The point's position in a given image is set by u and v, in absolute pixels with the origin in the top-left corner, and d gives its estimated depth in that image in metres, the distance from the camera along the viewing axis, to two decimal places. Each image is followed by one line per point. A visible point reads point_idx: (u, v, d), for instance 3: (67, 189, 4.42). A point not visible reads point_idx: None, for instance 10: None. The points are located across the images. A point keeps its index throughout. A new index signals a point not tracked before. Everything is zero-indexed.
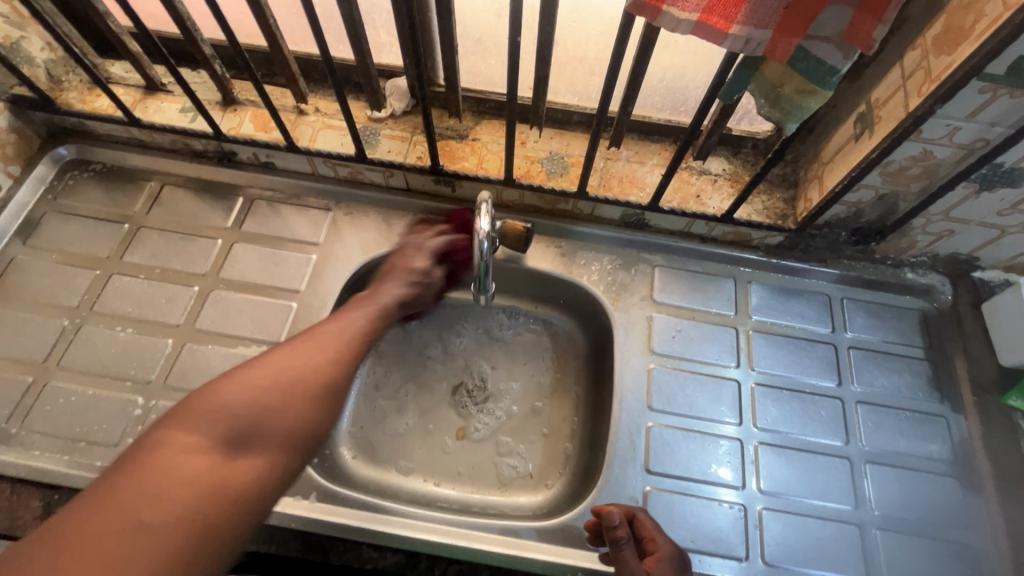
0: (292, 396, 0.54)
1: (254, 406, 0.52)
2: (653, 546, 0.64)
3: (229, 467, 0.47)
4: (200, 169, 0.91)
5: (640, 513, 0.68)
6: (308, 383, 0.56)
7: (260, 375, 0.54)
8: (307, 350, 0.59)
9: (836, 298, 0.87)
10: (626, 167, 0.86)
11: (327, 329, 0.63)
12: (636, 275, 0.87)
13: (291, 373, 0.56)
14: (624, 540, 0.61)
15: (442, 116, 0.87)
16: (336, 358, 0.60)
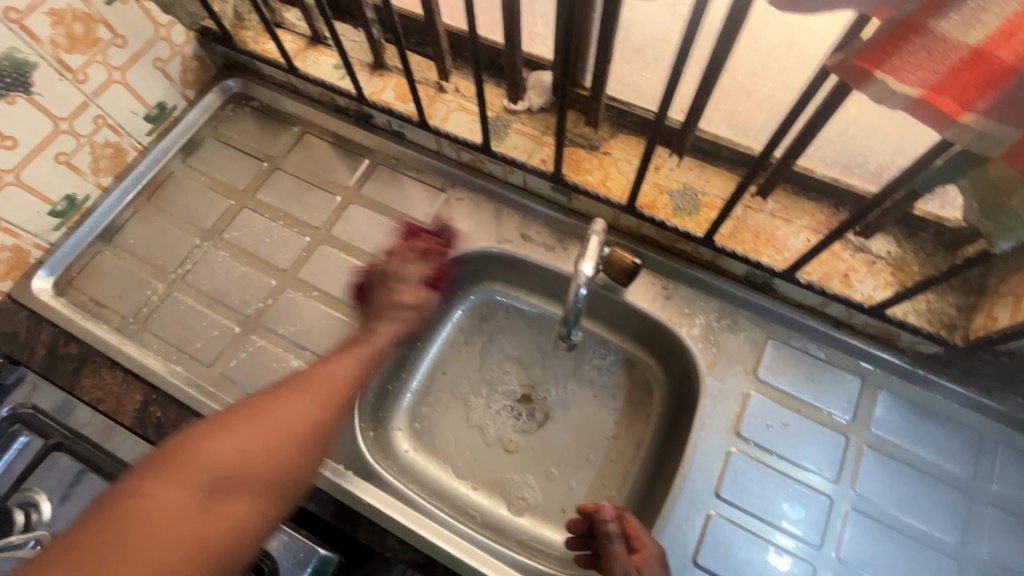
0: (276, 449, 0.51)
1: (266, 449, 0.50)
2: (641, 544, 0.63)
3: (260, 472, 0.49)
4: (339, 126, 0.95)
5: (629, 514, 0.67)
6: (287, 457, 0.51)
7: (284, 398, 0.54)
8: (321, 372, 0.58)
9: (989, 440, 0.71)
10: (767, 221, 0.75)
11: (327, 365, 0.59)
12: (745, 344, 0.77)
13: (285, 416, 0.53)
14: (614, 534, 0.64)
15: (578, 122, 0.82)
16: (316, 425, 0.54)
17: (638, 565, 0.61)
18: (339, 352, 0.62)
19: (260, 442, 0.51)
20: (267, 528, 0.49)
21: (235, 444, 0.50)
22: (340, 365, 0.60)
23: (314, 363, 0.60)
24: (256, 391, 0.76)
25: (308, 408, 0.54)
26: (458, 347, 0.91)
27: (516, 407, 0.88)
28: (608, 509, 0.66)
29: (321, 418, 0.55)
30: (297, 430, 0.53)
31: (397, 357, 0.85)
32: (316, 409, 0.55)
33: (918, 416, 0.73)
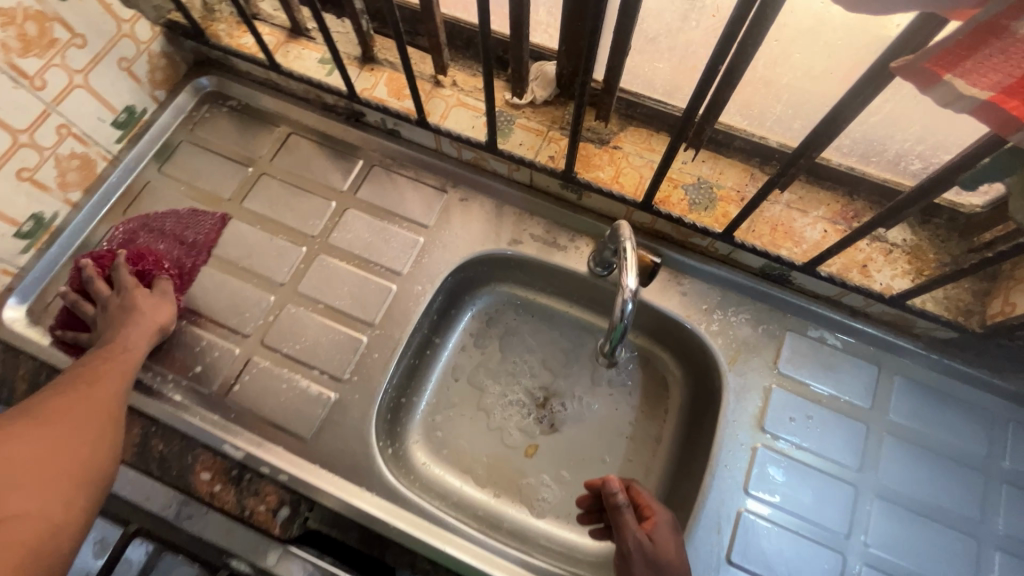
0: (60, 450, 0.57)
1: (49, 459, 0.56)
2: (650, 512, 0.67)
3: (44, 497, 0.53)
4: (328, 124, 0.89)
5: (637, 484, 0.71)
6: (69, 479, 0.56)
7: (58, 407, 0.60)
8: (101, 387, 0.64)
9: (1003, 419, 0.73)
10: (783, 213, 0.74)
11: (110, 368, 0.67)
12: (764, 338, 0.77)
13: (61, 410, 0.60)
14: (624, 505, 0.64)
15: (586, 115, 0.79)
16: (95, 440, 0.60)
17: (649, 531, 0.64)
18: (106, 364, 0.67)
19: (26, 455, 0.54)
20: (66, 554, 0.52)
21: (11, 452, 0.53)
22: (112, 382, 0.66)
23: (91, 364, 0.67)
24: (264, 416, 0.72)
25: (91, 420, 0.61)
26: (469, 352, 0.88)
27: (532, 411, 0.86)
28: (614, 482, 0.65)
29: (104, 421, 0.62)
30: (78, 455, 0.58)
31: (407, 369, 0.82)
32: (98, 413, 0.62)
33: (935, 400, 0.74)
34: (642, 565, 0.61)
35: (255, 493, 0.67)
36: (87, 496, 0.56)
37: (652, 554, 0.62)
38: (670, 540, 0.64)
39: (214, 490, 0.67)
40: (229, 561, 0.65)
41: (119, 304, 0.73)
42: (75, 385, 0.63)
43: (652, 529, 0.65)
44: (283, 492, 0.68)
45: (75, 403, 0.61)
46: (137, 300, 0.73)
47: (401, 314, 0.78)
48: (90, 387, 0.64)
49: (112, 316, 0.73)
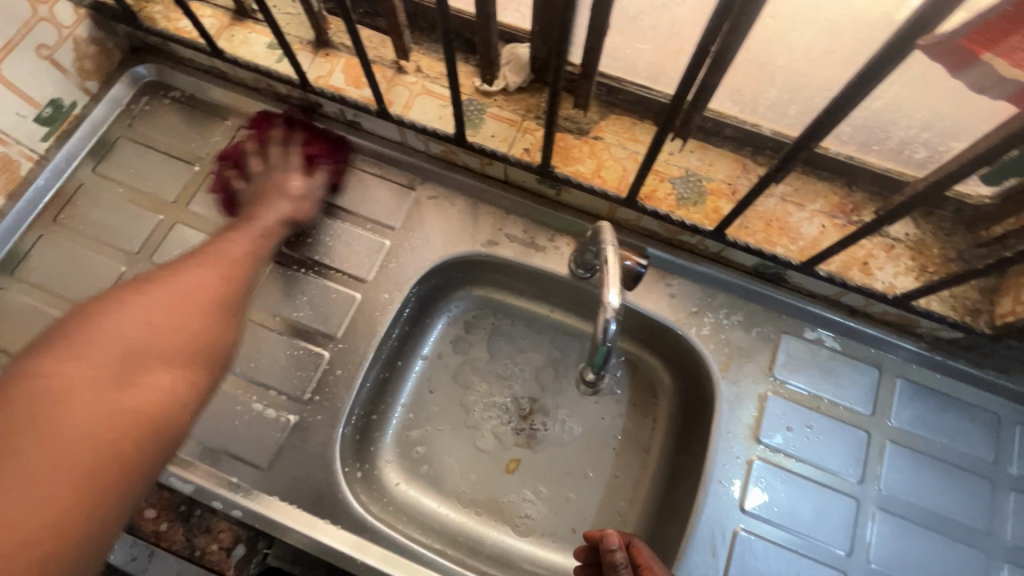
0: (185, 323, 0.54)
1: (158, 332, 0.52)
2: (649, 574, 0.56)
3: (167, 362, 0.50)
4: (281, 117, 0.81)
5: (637, 540, 0.60)
6: (188, 350, 0.53)
7: (177, 278, 0.58)
8: (213, 259, 0.62)
9: (1009, 422, 0.69)
10: (778, 207, 0.69)
11: (230, 244, 0.65)
12: (758, 341, 0.72)
13: (184, 283, 0.57)
14: (624, 565, 0.52)
15: (563, 103, 0.72)
16: (211, 312, 0.57)
17: None
18: (218, 245, 0.65)
19: (154, 322, 0.52)
20: (189, 414, 0.50)
21: (135, 314, 0.51)
22: (240, 241, 0.66)
23: (206, 246, 0.64)
24: (215, 443, 0.65)
25: (198, 287, 0.58)
26: (443, 361, 0.82)
27: (512, 424, 0.80)
28: (616, 537, 0.53)
29: (218, 296, 0.59)
30: (201, 333, 0.55)
31: (376, 383, 0.76)
32: (220, 281, 0.60)
33: (938, 404, 0.70)
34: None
35: (206, 531, 0.61)
36: (206, 373, 0.53)
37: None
38: None
39: (160, 530, 0.61)
40: None
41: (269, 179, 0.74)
42: (181, 261, 0.60)
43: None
44: (238, 528, 0.61)
45: (199, 284, 0.58)
46: (289, 183, 0.72)
47: (367, 325, 0.71)
48: (213, 266, 0.61)
49: (262, 189, 0.72)
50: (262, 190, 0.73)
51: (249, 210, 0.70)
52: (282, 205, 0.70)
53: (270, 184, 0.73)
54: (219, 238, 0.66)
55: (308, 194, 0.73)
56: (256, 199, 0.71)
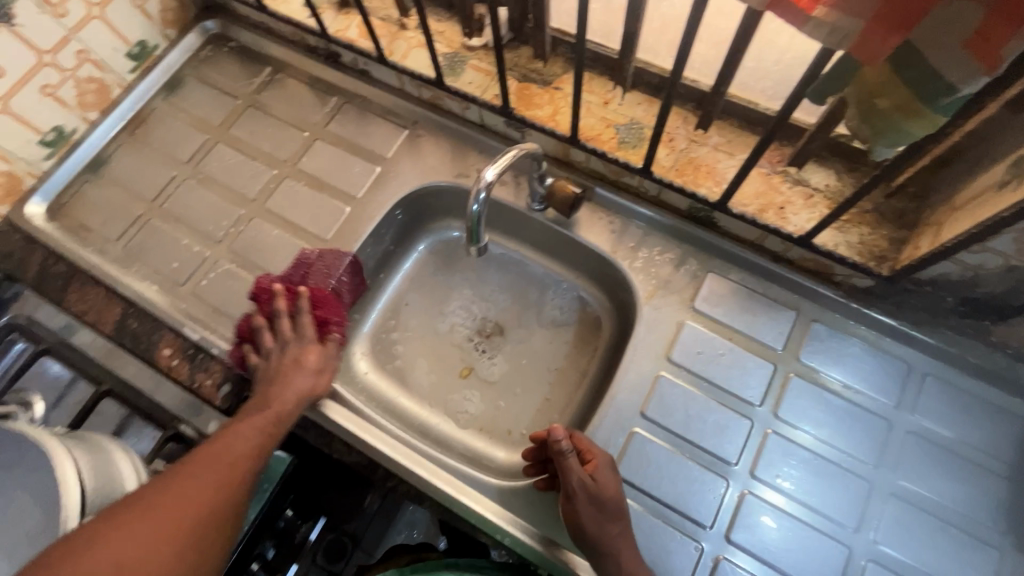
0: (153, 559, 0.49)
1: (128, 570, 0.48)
2: (592, 455, 0.67)
3: None
4: (309, 65, 0.98)
5: (579, 431, 0.69)
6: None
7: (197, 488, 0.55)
8: (212, 472, 0.57)
9: (918, 371, 0.73)
10: (709, 154, 0.76)
11: (213, 449, 0.59)
12: (684, 277, 0.79)
13: (173, 509, 0.53)
14: (568, 451, 0.63)
15: (531, 58, 0.84)
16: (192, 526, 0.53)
17: (591, 473, 0.65)
18: (224, 441, 0.61)
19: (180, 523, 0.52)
20: None
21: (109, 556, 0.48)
22: (240, 443, 0.61)
23: (201, 456, 0.58)
24: (222, 309, 0.82)
25: (184, 504, 0.53)
26: (420, 280, 0.96)
27: (471, 338, 0.92)
28: (562, 433, 0.63)
29: (210, 509, 0.55)
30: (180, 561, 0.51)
31: (359, 285, 0.90)
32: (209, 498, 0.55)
33: (850, 349, 0.74)
34: (584, 504, 0.63)
35: (205, 369, 0.77)
36: None
37: (592, 492, 0.63)
38: (611, 481, 0.65)
39: (172, 363, 0.78)
40: (178, 424, 0.74)
41: (282, 362, 0.73)
42: (184, 475, 0.56)
43: (596, 471, 0.65)
44: (227, 370, 0.77)
45: (215, 484, 0.56)
46: (307, 357, 0.74)
47: (351, 233, 0.86)
48: (234, 464, 0.59)
49: (282, 366, 0.72)
50: (277, 368, 0.72)
51: (281, 378, 0.71)
52: (297, 391, 0.70)
53: (285, 360, 0.73)
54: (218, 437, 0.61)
55: (323, 369, 0.75)
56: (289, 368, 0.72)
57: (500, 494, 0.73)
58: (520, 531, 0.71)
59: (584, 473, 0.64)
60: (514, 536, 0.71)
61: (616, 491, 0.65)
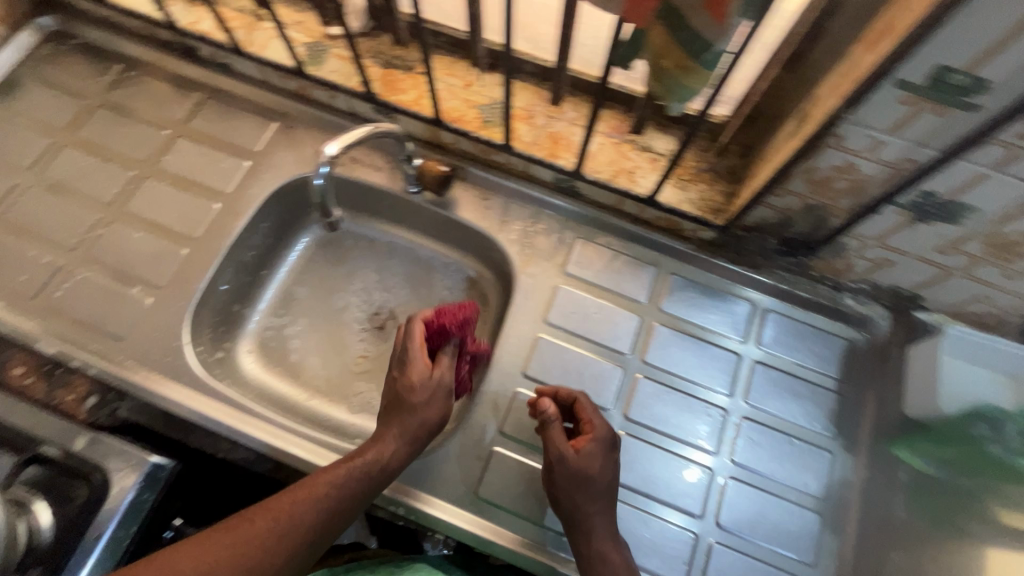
0: None
1: None
2: (590, 424, 0.68)
3: None
4: (164, 61, 0.93)
5: (583, 397, 0.71)
6: None
7: (252, 530, 0.55)
8: (278, 523, 0.56)
9: (760, 308, 0.83)
10: (566, 128, 0.82)
11: (292, 498, 0.58)
12: (556, 245, 0.85)
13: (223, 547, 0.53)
14: (552, 420, 0.68)
15: (392, 45, 0.86)
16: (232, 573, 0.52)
17: (578, 446, 0.67)
18: (310, 482, 0.60)
19: (211, 561, 0.52)
20: None
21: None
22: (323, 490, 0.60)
23: (282, 500, 0.58)
24: (80, 319, 0.77)
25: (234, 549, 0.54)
26: (305, 273, 0.94)
27: (364, 327, 0.91)
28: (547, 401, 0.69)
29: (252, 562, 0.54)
30: None
31: (238, 284, 0.88)
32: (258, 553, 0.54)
33: (704, 296, 0.83)
34: (563, 476, 0.66)
35: (64, 385, 0.73)
36: None
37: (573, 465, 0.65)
38: (597, 460, 0.66)
39: (26, 382, 0.73)
40: (38, 447, 0.68)
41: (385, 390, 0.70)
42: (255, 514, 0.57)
43: (587, 438, 0.67)
44: (92, 382, 0.73)
45: (269, 526, 0.56)
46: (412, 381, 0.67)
47: (222, 229, 0.84)
48: (304, 504, 0.58)
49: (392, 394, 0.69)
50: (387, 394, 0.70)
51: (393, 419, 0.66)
52: (405, 426, 0.66)
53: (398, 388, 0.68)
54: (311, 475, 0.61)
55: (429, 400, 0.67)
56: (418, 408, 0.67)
57: None
58: (415, 500, 0.70)
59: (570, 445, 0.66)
60: (410, 505, 0.70)
61: (603, 468, 0.66)
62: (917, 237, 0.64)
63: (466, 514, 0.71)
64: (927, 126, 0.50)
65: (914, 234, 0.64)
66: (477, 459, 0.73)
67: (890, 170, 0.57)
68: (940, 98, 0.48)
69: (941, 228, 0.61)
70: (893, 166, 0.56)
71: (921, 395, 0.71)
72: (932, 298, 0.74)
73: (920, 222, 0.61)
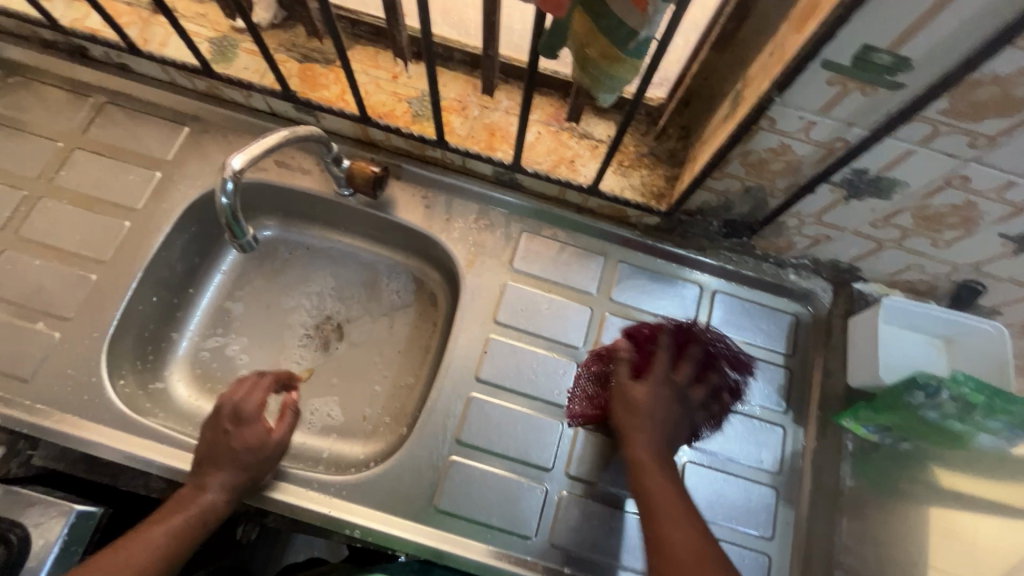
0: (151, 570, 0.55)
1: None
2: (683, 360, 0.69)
3: None
4: (51, 63, 0.84)
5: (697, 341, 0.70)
6: None
7: (190, 505, 0.60)
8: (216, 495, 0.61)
9: (707, 290, 0.83)
10: (502, 118, 0.79)
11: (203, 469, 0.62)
12: (501, 240, 0.82)
13: (169, 525, 0.58)
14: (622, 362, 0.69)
15: (308, 37, 0.80)
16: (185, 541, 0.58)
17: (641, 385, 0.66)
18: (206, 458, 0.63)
19: (165, 541, 0.57)
20: None
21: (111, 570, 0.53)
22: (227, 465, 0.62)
23: (206, 474, 0.62)
24: None
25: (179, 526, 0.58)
26: (238, 286, 0.88)
27: (309, 334, 0.87)
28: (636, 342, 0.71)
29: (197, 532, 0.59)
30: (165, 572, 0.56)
31: (162, 306, 0.81)
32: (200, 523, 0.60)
33: (653, 282, 0.82)
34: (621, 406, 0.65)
35: None
36: None
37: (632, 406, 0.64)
38: (648, 400, 0.64)
39: None
40: None
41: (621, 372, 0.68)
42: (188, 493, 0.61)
43: (673, 384, 0.66)
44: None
45: (208, 503, 0.61)
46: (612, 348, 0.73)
47: (137, 249, 0.76)
48: (218, 500, 0.61)
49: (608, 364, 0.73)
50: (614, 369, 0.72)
51: (201, 462, 0.63)
52: (262, 433, 0.65)
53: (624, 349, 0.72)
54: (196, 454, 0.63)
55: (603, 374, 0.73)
56: (232, 458, 0.63)
57: (348, 491, 0.68)
58: (372, 521, 0.67)
59: (654, 391, 0.65)
60: (366, 527, 0.67)
61: (661, 407, 0.64)
62: (851, 214, 0.65)
63: (427, 528, 0.68)
64: (855, 106, 0.50)
65: (849, 211, 0.65)
66: (433, 470, 0.71)
67: (823, 150, 0.56)
68: (864, 78, 0.47)
69: (873, 203, 0.62)
70: (825, 146, 0.56)
71: (863, 363, 0.73)
72: (868, 268, 0.76)
73: (853, 199, 0.62)
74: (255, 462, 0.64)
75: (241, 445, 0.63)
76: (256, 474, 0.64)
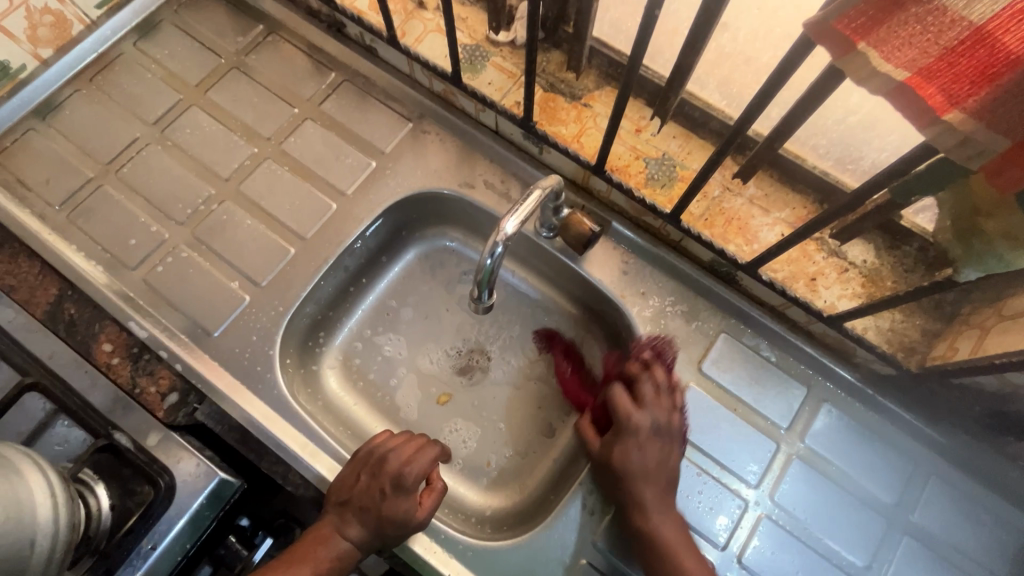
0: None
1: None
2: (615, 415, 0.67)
3: None
4: (309, 30, 0.85)
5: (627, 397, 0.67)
6: None
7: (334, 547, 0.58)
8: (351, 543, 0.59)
9: (922, 471, 0.69)
10: (743, 208, 0.70)
11: (349, 516, 0.59)
12: (696, 335, 0.73)
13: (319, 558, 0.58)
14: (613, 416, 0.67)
15: (561, 67, 0.75)
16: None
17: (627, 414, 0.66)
18: (353, 507, 0.59)
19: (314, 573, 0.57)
20: None
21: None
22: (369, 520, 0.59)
23: (348, 521, 0.59)
24: (179, 303, 0.72)
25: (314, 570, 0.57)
26: (404, 289, 0.85)
27: (458, 355, 0.82)
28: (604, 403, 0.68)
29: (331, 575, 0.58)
30: None
31: (337, 291, 0.80)
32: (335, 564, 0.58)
33: (859, 439, 0.70)
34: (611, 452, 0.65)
35: (148, 374, 0.68)
36: None
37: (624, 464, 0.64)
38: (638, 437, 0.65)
39: (111, 363, 0.68)
40: (112, 432, 0.62)
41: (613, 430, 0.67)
42: (331, 531, 0.59)
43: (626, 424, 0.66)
44: (176, 379, 0.68)
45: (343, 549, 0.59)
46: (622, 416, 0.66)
47: (336, 235, 0.76)
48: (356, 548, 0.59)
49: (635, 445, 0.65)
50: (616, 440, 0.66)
51: (347, 505, 0.60)
52: (407, 507, 0.59)
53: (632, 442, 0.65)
54: (349, 495, 0.60)
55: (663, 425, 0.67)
56: (376, 524, 0.58)
57: (473, 558, 0.65)
58: None
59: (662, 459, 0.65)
60: None
61: (652, 471, 0.64)
62: None
63: None
64: None
65: None
66: (560, 568, 0.65)
67: None
68: None
69: None
70: None
71: None
72: None
73: None
74: (392, 535, 0.59)
75: (388, 517, 0.58)
76: (389, 542, 0.60)
